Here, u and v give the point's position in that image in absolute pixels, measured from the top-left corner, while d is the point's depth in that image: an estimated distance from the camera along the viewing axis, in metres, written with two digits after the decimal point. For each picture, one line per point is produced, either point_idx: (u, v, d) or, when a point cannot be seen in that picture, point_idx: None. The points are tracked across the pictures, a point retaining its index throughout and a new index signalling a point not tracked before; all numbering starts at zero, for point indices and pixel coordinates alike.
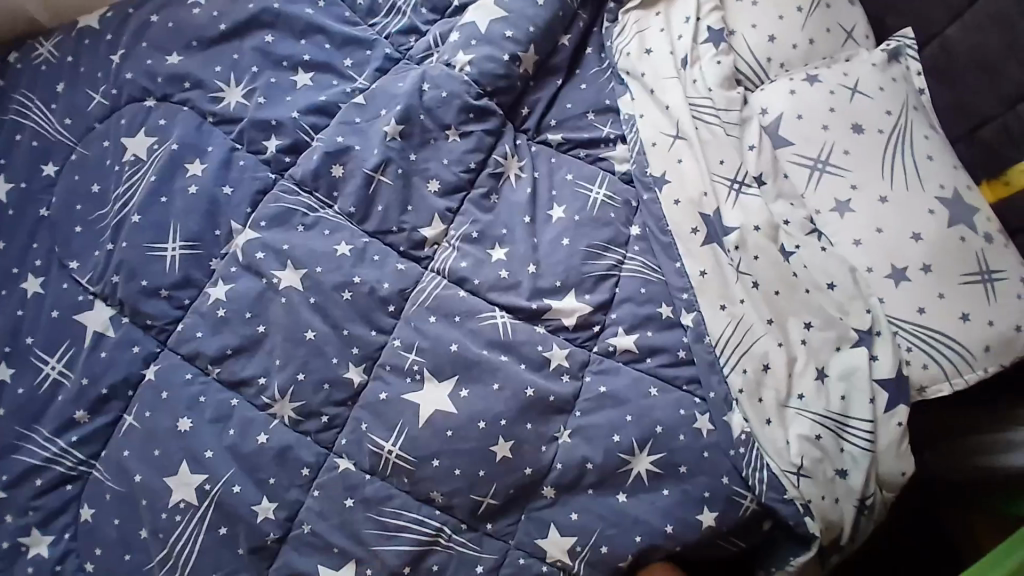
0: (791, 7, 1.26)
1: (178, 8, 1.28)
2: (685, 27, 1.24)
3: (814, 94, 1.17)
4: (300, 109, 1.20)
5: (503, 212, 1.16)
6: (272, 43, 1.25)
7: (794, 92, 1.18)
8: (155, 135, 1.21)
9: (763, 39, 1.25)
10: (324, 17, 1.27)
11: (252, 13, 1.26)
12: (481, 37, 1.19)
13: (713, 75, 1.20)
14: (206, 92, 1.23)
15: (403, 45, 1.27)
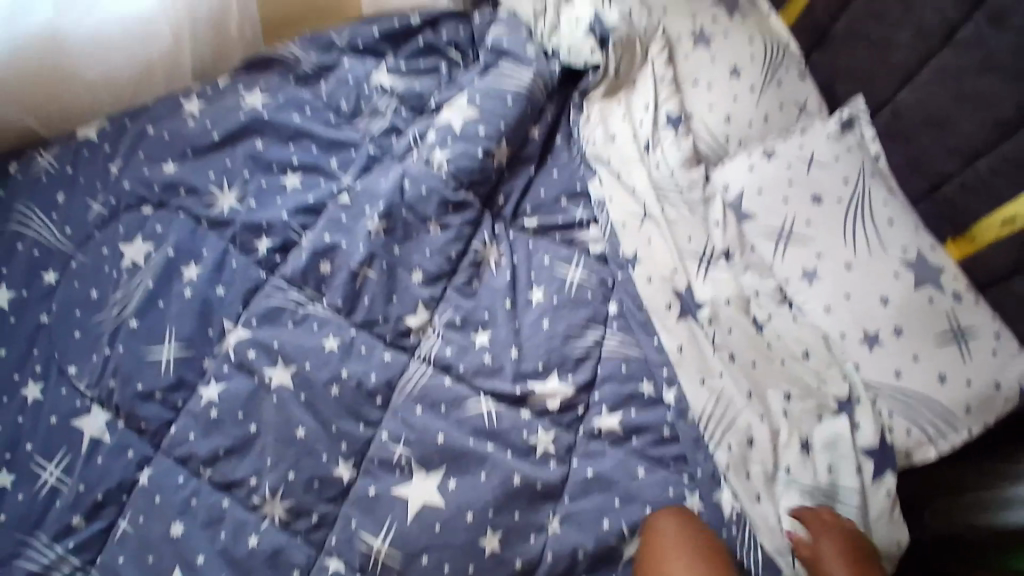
0: (743, 88, 1.33)
1: (173, 118, 1.34)
2: (645, 113, 1.33)
3: (772, 168, 1.24)
4: (289, 211, 1.26)
5: (485, 296, 1.20)
6: (262, 149, 1.32)
7: (753, 168, 1.25)
8: (151, 241, 1.25)
9: (720, 119, 1.33)
10: (310, 123, 1.33)
11: (242, 123, 1.32)
12: (456, 135, 1.26)
13: (673, 155, 1.28)
14: (200, 198, 1.29)
15: (385, 145, 1.33)
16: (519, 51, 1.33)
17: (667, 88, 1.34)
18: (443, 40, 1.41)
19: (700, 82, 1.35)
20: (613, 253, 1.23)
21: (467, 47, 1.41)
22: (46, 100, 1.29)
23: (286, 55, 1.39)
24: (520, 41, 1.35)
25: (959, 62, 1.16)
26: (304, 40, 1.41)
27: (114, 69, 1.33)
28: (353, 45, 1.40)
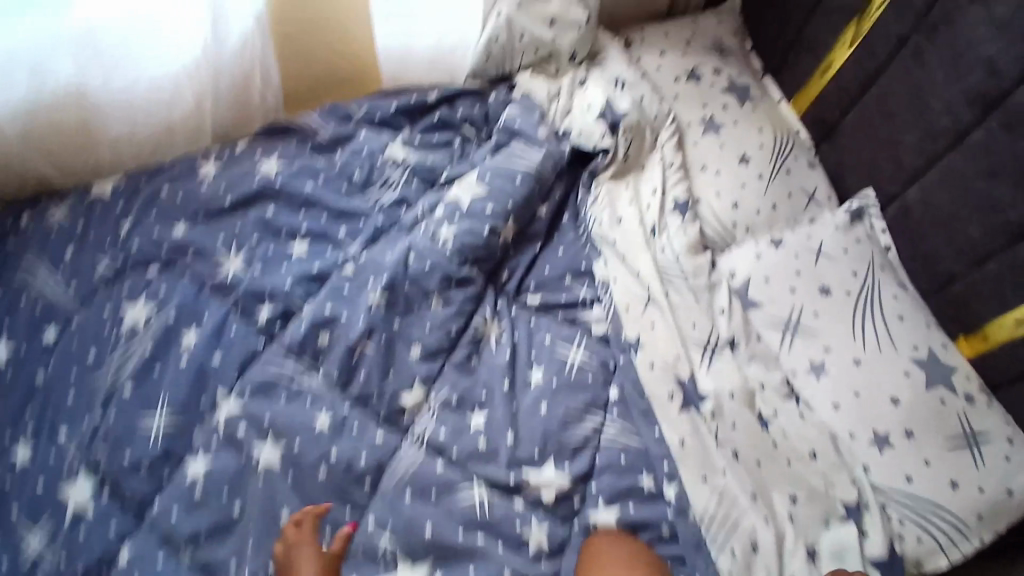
0: (754, 176, 1.35)
1: (189, 179, 1.36)
2: (652, 197, 1.34)
3: (779, 258, 1.23)
4: (294, 278, 1.27)
5: (483, 374, 1.18)
6: (273, 215, 1.33)
7: (760, 257, 1.25)
8: (153, 303, 1.26)
9: (727, 205, 1.33)
10: (323, 192, 1.35)
11: (255, 189, 1.34)
12: (464, 212, 1.27)
13: (676, 241, 1.28)
14: (207, 261, 1.30)
15: (395, 216, 1.35)
16: (531, 131, 1.36)
17: (674, 173, 1.35)
18: (458, 115, 1.43)
19: (709, 168, 1.37)
20: (613, 337, 1.22)
21: (482, 124, 1.45)
22: (66, 152, 1.32)
23: (304, 125, 1.42)
24: (533, 121, 1.37)
25: (964, 165, 1.16)
26: (324, 110, 1.44)
27: (135, 128, 1.34)
28: (370, 117, 1.42)
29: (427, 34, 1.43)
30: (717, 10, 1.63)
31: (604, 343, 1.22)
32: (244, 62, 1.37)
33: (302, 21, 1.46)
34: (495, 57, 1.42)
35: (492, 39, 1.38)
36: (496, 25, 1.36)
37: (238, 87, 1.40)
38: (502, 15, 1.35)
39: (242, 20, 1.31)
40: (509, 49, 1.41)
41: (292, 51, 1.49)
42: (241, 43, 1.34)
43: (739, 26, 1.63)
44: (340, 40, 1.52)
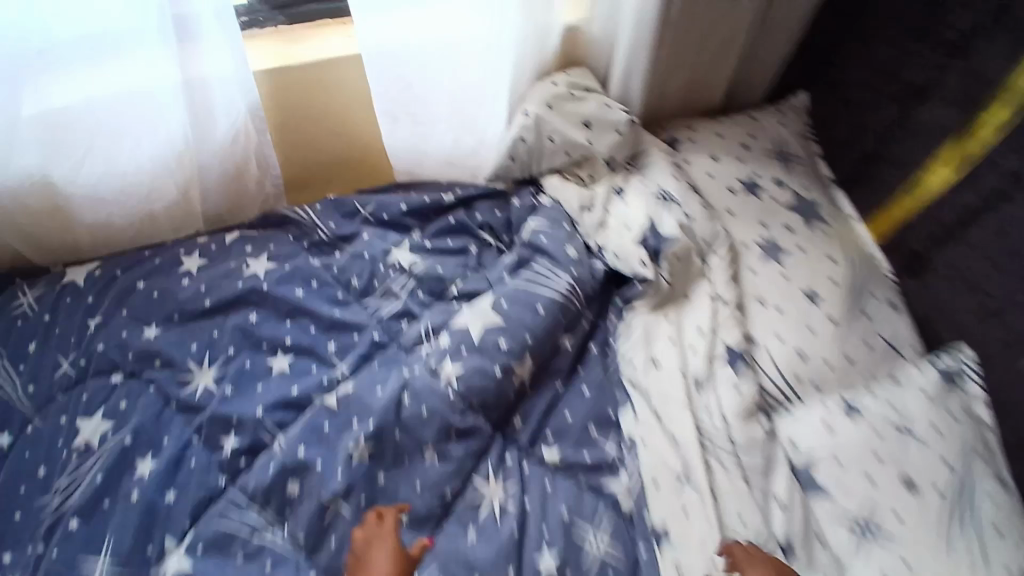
0: (824, 320, 1.13)
1: (165, 275, 1.22)
2: (698, 338, 1.12)
3: (856, 436, 1.00)
4: (267, 406, 1.10)
5: (483, 549, 0.97)
6: (255, 323, 1.17)
7: (833, 431, 1.01)
8: (111, 420, 1.11)
9: (791, 355, 1.11)
10: (314, 300, 1.19)
11: (238, 292, 1.19)
12: (473, 346, 1.08)
13: (727, 403, 1.06)
14: (176, 373, 1.14)
15: (394, 329, 1.18)
16: (558, 249, 1.17)
17: (728, 313, 1.13)
18: (477, 220, 1.27)
19: (768, 304, 1.16)
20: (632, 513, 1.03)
21: (502, 229, 1.27)
22: (45, 234, 1.22)
23: (302, 220, 1.27)
24: (562, 236, 1.19)
25: None
26: (326, 204, 1.28)
27: (117, 216, 1.22)
28: (377, 217, 1.26)
29: (443, 132, 1.27)
30: (779, 108, 1.40)
31: (626, 522, 1.02)
32: (237, 154, 1.22)
33: (304, 117, 1.29)
34: (522, 158, 1.26)
35: (518, 139, 1.23)
36: (526, 121, 1.22)
37: (230, 176, 1.25)
38: (529, 113, 1.22)
39: (231, 113, 1.16)
40: (539, 150, 1.25)
41: (293, 143, 1.34)
42: (231, 136, 1.19)
43: (805, 125, 1.39)
44: (347, 135, 1.36)
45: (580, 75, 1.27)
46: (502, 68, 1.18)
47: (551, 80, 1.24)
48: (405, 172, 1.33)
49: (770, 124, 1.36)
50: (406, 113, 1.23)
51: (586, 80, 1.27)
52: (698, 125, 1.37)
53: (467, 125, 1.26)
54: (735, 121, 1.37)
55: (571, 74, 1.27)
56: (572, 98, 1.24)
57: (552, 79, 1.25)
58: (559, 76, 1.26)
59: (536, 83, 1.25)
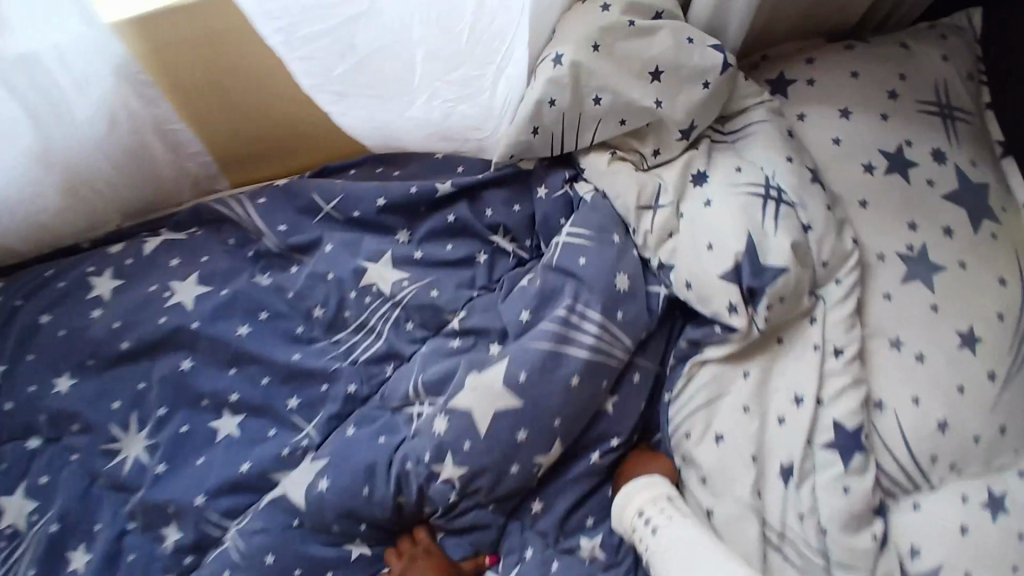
0: (980, 376, 0.81)
1: (75, 305, 0.92)
2: (792, 410, 0.81)
3: (998, 539, 0.75)
4: (209, 491, 0.82)
5: None
6: (188, 375, 0.88)
7: (967, 531, 0.76)
8: (36, 498, 0.85)
9: (929, 424, 0.80)
10: (265, 341, 0.88)
11: (162, 333, 0.88)
12: (479, 437, 0.79)
13: (823, 506, 0.76)
14: (99, 440, 0.87)
15: (374, 377, 0.87)
16: (601, 274, 0.82)
17: (842, 379, 0.80)
18: (487, 218, 0.90)
19: (904, 348, 0.83)
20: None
21: (524, 234, 0.90)
22: None
23: (244, 220, 0.93)
24: (609, 252, 0.83)
25: None
26: (275, 196, 0.92)
27: None
28: (347, 215, 0.90)
29: (425, 103, 0.86)
30: (940, 30, 0.96)
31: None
32: (125, 131, 0.87)
33: (207, 72, 0.88)
34: (548, 129, 0.83)
35: (544, 100, 0.80)
36: (558, 74, 0.79)
37: (132, 164, 0.91)
38: (561, 60, 0.79)
39: (88, 76, 0.79)
40: (576, 118, 0.82)
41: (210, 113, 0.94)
42: (101, 111, 0.83)
43: (975, 60, 0.96)
44: (288, 100, 0.94)
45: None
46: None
47: (600, 3, 0.79)
48: (384, 146, 0.94)
49: (932, 60, 0.92)
50: (355, 79, 0.82)
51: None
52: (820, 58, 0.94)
53: (457, 90, 0.84)
54: (878, 50, 0.93)
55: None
56: (631, 32, 0.79)
57: (601, 0, 0.80)
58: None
59: (574, 10, 0.80)
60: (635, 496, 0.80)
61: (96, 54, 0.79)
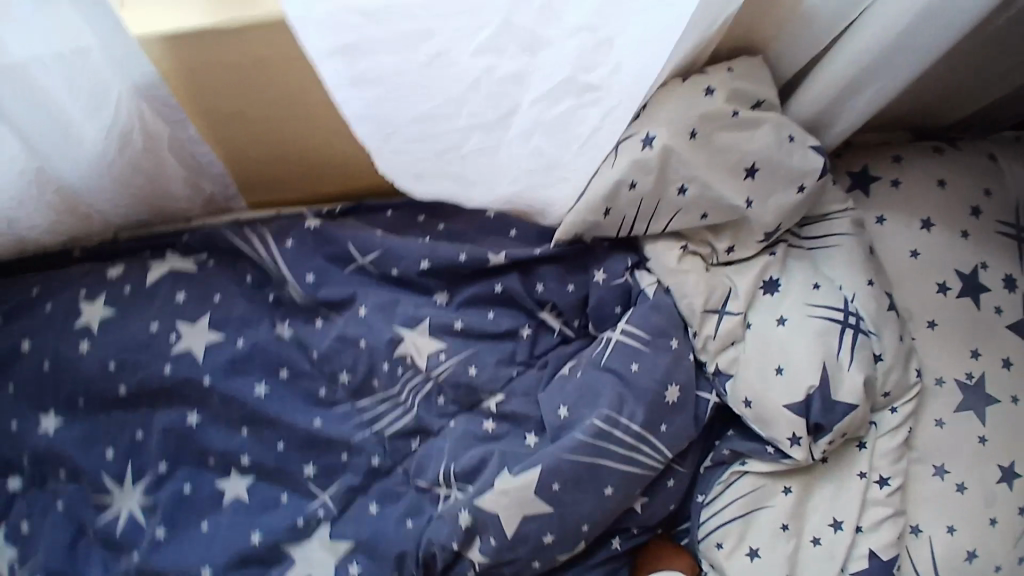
0: (1012, 509, 0.78)
1: (59, 336, 0.82)
2: (830, 532, 0.79)
3: None
4: (217, 564, 0.75)
5: None
6: (195, 430, 0.79)
7: None
8: (16, 547, 0.77)
9: (958, 556, 0.78)
10: (287, 403, 0.81)
11: (166, 383, 0.80)
12: (507, 541, 0.75)
13: None
14: (88, 492, 0.79)
15: (398, 450, 0.81)
16: (651, 382, 0.77)
17: (885, 505, 0.79)
18: (537, 292, 0.84)
19: (947, 476, 0.80)
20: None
21: (572, 314, 0.85)
22: None
23: (267, 264, 0.84)
24: (663, 357, 0.78)
25: None
26: (307, 240, 0.84)
27: None
28: (386, 274, 0.84)
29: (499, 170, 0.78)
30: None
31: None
32: (139, 151, 0.75)
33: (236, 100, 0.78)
34: (621, 211, 0.75)
35: (624, 183, 0.72)
36: (646, 158, 0.71)
37: (135, 183, 0.79)
38: (653, 142, 0.71)
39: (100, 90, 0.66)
40: (654, 204, 0.75)
41: (245, 137, 0.83)
42: (111, 131, 0.70)
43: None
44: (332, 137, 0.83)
45: (747, 73, 0.73)
46: (593, 63, 0.67)
47: (703, 86, 0.71)
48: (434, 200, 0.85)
49: (1019, 179, 0.89)
50: (434, 161, 0.77)
51: (757, 86, 0.72)
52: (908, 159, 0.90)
53: (537, 161, 0.76)
54: (967, 161, 0.89)
55: (734, 71, 0.72)
56: (731, 123, 0.71)
57: (705, 83, 0.71)
58: (717, 75, 0.72)
59: (671, 91, 0.71)
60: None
61: (113, 62, 0.65)
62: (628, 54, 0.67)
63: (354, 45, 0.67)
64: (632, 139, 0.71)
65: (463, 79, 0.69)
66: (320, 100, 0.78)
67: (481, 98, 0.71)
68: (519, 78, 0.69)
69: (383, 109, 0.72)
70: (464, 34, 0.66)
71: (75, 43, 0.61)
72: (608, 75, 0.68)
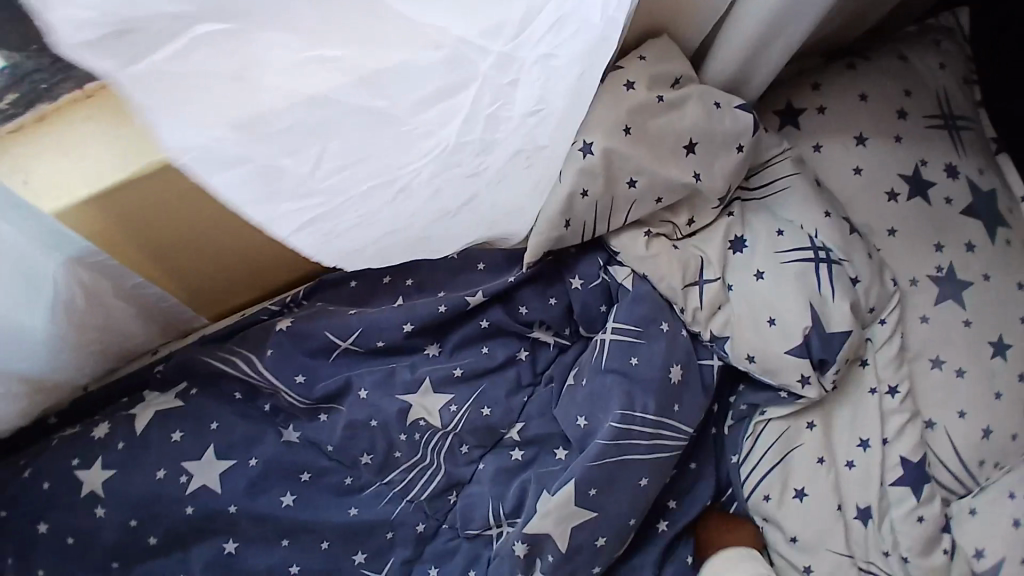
0: (1012, 379, 0.83)
1: (70, 509, 0.80)
2: (858, 451, 0.83)
3: None
4: None
5: None
6: (235, 556, 0.80)
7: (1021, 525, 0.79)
8: None
9: (976, 435, 0.82)
10: (319, 501, 0.82)
11: (193, 522, 0.80)
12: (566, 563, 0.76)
13: (903, 538, 0.81)
14: None
15: (439, 509, 0.82)
16: (656, 371, 0.78)
17: (901, 412, 0.83)
18: (523, 316, 0.85)
19: (946, 366, 0.84)
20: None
21: (561, 324, 0.85)
22: None
23: (258, 379, 0.83)
24: (658, 342, 0.79)
25: None
26: (285, 342, 0.83)
27: None
28: (372, 345, 0.84)
29: (465, 219, 0.77)
30: (933, 35, 0.99)
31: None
32: (84, 310, 0.73)
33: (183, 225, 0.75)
34: (581, 218, 0.76)
35: (576, 192, 0.74)
36: (591, 165, 0.73)
37: (92, 339, 0.77)
38: (592, 147, 0.73)
39: (33, 277, 0.64)
40: (608, 203, 0.76)
41: (198, 256, 0.81)
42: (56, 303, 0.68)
43: (969, 61, 0.99)
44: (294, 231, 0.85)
45: (660, 54, 0.74)
46: (539, 131, 0.69)
47: (623, 82, 0.73)
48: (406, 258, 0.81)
49: (929, 72, 0.95)
50: (397, 235, 0.74)
51: (671, 63, 0.74)
52: (826, 83, 0.95)
53: (494, 202, 0.75)
54: (881, 70, 0.95)
55: (647, 58, 0.74)
56: (661, 107, 0.74)
57: (623, 77, 0.73)
58: (632, 66, 0.73)
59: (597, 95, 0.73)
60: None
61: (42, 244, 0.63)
62: (571, 111, 0.69)
63: (314, 209, 0.63)
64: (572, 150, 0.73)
65: (424, 193, 0.68)
66: None
67: (441, 194, 0.70)
68: (474, 172, 0.69)
69: (346, 242, 0.71)
70: (419, 161, 0.64)
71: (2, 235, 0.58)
72: (552, 134, 0.70)
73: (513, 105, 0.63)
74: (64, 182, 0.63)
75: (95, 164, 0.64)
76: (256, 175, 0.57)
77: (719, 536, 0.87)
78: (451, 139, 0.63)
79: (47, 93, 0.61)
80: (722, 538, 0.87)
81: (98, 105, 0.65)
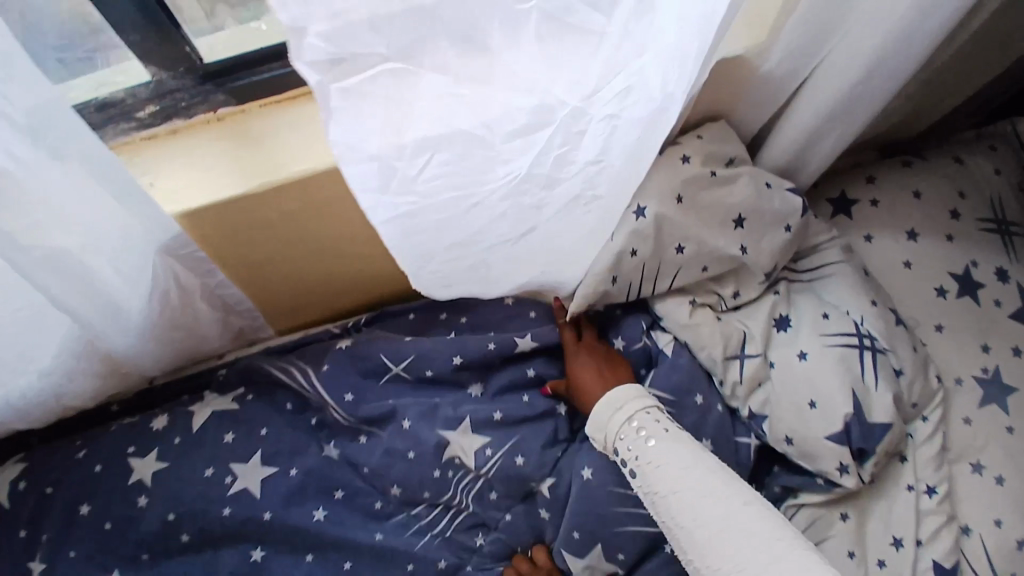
0: None
1: (116, 495, 0.83)
2: (891, 550, 0.81)
3: None
4: None
5: None
6: (262, 564, 0.83)
7: None
8: None
9: (1010, 548, 0.79)
10: (351, 523, 0.85)
11: (227, 523, 0.83)
12: None
13: None
14: None
15: (467, 548, 0.86)
16: None
17: (938, 514, 0.81)
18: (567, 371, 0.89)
19: (986, 471, 0.83)
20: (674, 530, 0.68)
21: None
22: None
23: (309, 391, 0.88)
24: (690, 414, 0.82)
25: None
26: (342, 362, 0.87)
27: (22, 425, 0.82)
28: (421, 376, 0.88)
29: (523, 261, 0.78)
30: (989, 140, 1.03)
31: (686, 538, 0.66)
32: (176, 306, 0.79)
33: (280, 238, 0.81)
34: (627, 278, 0.81)
35: (626, 251, 0.79)
36: (641, 228, 0.78)
37: (176, 338, 0.83)
38: (645, 212, 0.78)
39: (143, 269, 0.70)
40: (656, 265, 0.81)
41: (280, 268, 0.87)
42: (150, 296, 0.74)
43: None
44: (368, 257, 0.90)
45: (716, 136, 0.82)
46: (600, 177, 0.68)
47: (680, 154, 0.79)
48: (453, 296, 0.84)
49: (985, 176, 0.99)
50: (464, 270, 0.77)
51: (726, 145, 0.81)
52: (880, 177, 0.99)
53: (549, 243, 0.76)
54: (936, 169, 0.99)
55: (704, 137, 0.81)
56: (712, 182, 0.79)
57: (681, 151, 0.80)
58: (689, 144, 0.80)
59: (655, 165, 0.79)
60: (622, 412, 0.77)
61: (152, 239, 0.69)
62: (631, 162, 0.68)
63: (409, 207, 0.64)
64: (626, 213, 0.78)
65: (492, 215, 0.68)
66: (354, 227, 0.84)
67: (508, 226, 0.71)
68: (539, 204, 0.69)
69: (424, 246, 0.71)
70: (497, 186, 0.65)
71: (127, 228, 0.65)
72: (612, 183, 0.70)
73: (580, 149, 0.64)
74: (184, 190, 0.71)
75: (190, 182, 0.71)
76: (374, 170, 0.57)
77: (564, 330, 0.87)
78: (524, 170, 0.63)
79: (184, 111, 0.73)
80: (568, 337, 0.87)
81: (216, 129, 0.74)
